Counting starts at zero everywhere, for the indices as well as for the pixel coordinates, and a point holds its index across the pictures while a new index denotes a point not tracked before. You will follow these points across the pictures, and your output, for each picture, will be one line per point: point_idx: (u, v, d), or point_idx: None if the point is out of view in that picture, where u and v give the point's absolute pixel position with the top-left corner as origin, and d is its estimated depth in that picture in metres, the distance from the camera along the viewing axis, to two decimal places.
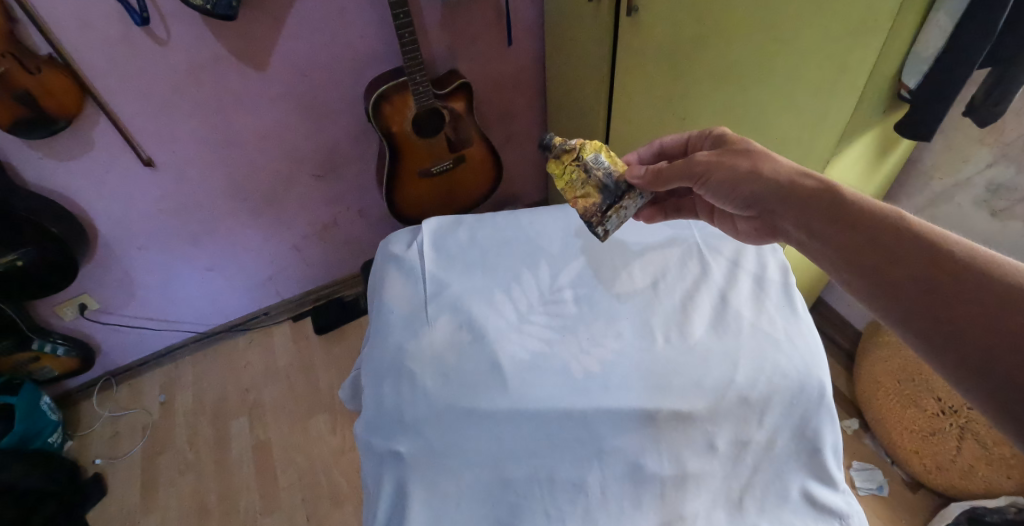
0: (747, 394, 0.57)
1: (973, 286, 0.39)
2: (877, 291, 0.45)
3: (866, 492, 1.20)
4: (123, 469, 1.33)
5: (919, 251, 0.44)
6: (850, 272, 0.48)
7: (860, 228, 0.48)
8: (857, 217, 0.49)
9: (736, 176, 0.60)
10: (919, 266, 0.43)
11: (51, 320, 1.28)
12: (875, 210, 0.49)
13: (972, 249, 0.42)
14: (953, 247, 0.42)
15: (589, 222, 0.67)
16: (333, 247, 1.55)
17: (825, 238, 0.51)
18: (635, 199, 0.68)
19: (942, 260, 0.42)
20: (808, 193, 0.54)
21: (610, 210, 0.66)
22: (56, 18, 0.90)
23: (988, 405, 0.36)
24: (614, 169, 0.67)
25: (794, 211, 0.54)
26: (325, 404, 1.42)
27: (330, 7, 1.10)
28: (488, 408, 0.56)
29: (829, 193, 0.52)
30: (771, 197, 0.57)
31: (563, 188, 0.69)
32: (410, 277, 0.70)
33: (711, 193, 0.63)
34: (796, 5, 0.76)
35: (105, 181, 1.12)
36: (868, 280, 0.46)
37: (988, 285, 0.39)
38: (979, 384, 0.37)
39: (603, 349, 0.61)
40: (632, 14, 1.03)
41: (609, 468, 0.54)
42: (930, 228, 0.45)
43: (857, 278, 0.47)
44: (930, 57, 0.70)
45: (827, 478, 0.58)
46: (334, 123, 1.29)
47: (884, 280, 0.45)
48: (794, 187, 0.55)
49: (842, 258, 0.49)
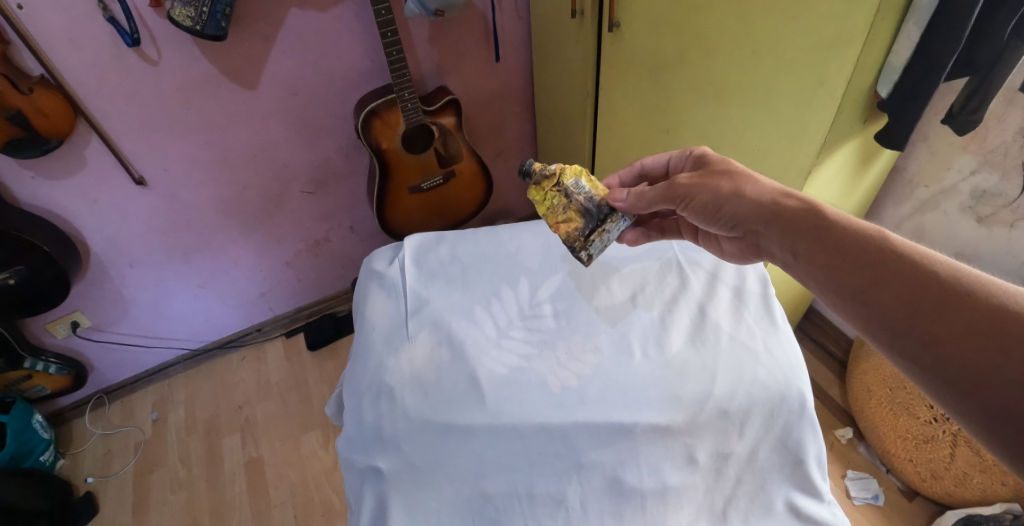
0: (726, 406, 0.57)
1: (960, 305, 0.40)
2: (863, 310, 0.45)
3: (861, 501, 1.19)
4: (114, 487, 1.32)
5: (903, 270, 0.44)
6: (835, 292, 0.48)
7: (842, 247, 0.49)
8: (839, 235, 0.50)
9: (719, 198, 0.60)
10: (904, 285, 0.43)
11: (45, 339, 1.29)
12: (857, 229, 0.49)
13: (956, 268, 0.43)
14: (937, 266, 0.43)
15: (573, 246, 0.68)
16: (326, 262, 1.56)
17: (809, 257, 0.51)
18: (618, 222, 0.69)
19: (927, 280, 0.42)
20: (791, 213, 0.54)
21: (593, 234, 0.67)
22: (48, 39, 0.91)
23: (980, 428, 0.36)
24: (595, 195, 0.68)
25: (777, 231, 0.55)
26: (319, 420, 1.42)
27: (319, 26, 1.12)
28: (466, 424, 0.56)
29: (811, 212, 0.53)
30: (755, 217, 0.58)
31: (545, 213, 0.69)
32: (390, 293, 0.71)
33: (694, 215, 0.64)
34: (771, 20, 0.78)
35: (98, 199, 1.13)
36: (852, 299, 0.47)
37: (972, 304, 0.39)
38: (966, 404, 0.37)
39: (582, 364, 0.61)
40: (614, 29, 1.06)
41: (588, 483, 0.54)
42: (913, 247, 0.46)
43: (842, 298, 0.47)
44: (900, 67, 0.72)
45: (811, 489, 0.57)
46: (325, 140, 1.30)
47: (868, 300, 0.45)
48: (777, 206, 0.56)
49: (827, 278, 0.49)
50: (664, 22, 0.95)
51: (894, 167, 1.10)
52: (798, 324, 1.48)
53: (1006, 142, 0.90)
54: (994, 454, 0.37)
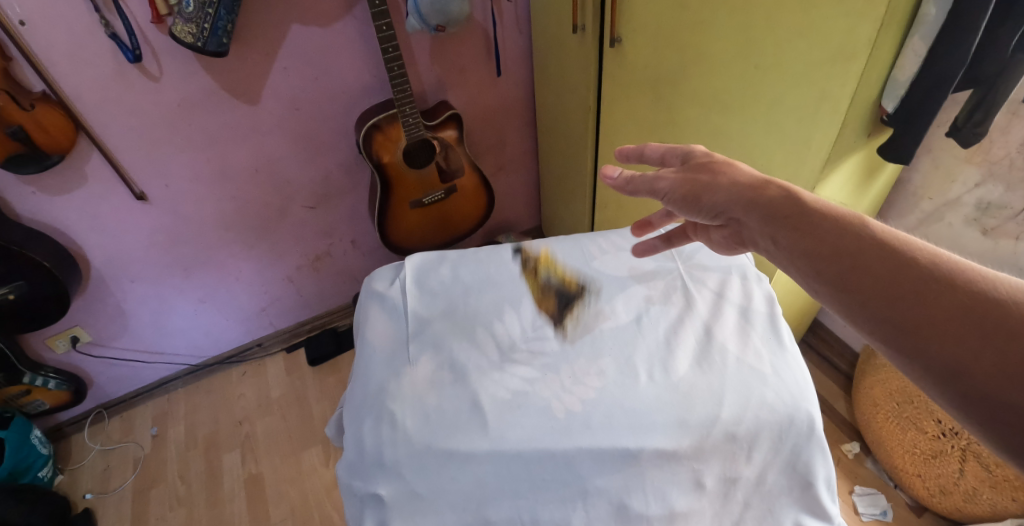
0: (734, 431, 0.56)
1: (942, 295, 0.37)
2: (846, 301, 0.42)
3: (870, 517, 1.17)
4: (112, 503, 1.30)
5: (884, 257, 0.41)
6: (817, 280, 0.44)
7: (823, 232, 0.45)
8: (821, 223, 0.46)
9: (698, 187, 0.55)
10: (889, 275, 0.40)
11: (44, 354, 1.28)
12: (839, 215, 0.46)
13: (938, 255, 0.40)
14: (919, 254, 0.40)
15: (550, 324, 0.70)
16: (326, 276, 1.55)
17: (789, 245, 0.47)
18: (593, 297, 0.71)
19: (909, 268, 0.39)
20: (772, 198, 0.50)
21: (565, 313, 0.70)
22: (51, 56, 0.92)
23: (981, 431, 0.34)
24: (563, 282, 0.73)
25: (758, 220, 0.50)
26: (320, 436, 1.40)
27: (320, 42, 1.12)
28: (466, 450, 0.55)
29: (790, 199, 0.49)
30: (733, 204, 0.52)
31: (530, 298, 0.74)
32: (391, 315, 0.70)
33: (676, 206, 0.57)
34: (775, 35, 0.77)
35: (99, 214, 1.13)
36: (833, 288, 0.43)
37: (956, 294, 0.37)
38: (950, 392, 0.35)
39: (584, 388, 0.60)
40: (615, 45, 1.06)
41: (592, 509, 0.54)
42: (895, 233, 0.43)
43: (825, 286, 0.44)
44: (907, 81, 0.70)
45: (820, 511, 0.57)
46: (326, 155, 1.30)
47: (851, 288, 0.42)
48: (758, 194, 0.51)
49: (808, 265, 0.45)
50: (666, 37, 0.95)
51: (898, 181, 1.09)
52: (803, 337, 1.47)
53: (1010, 154, 0.89)
54: (990, 450, 0.34)
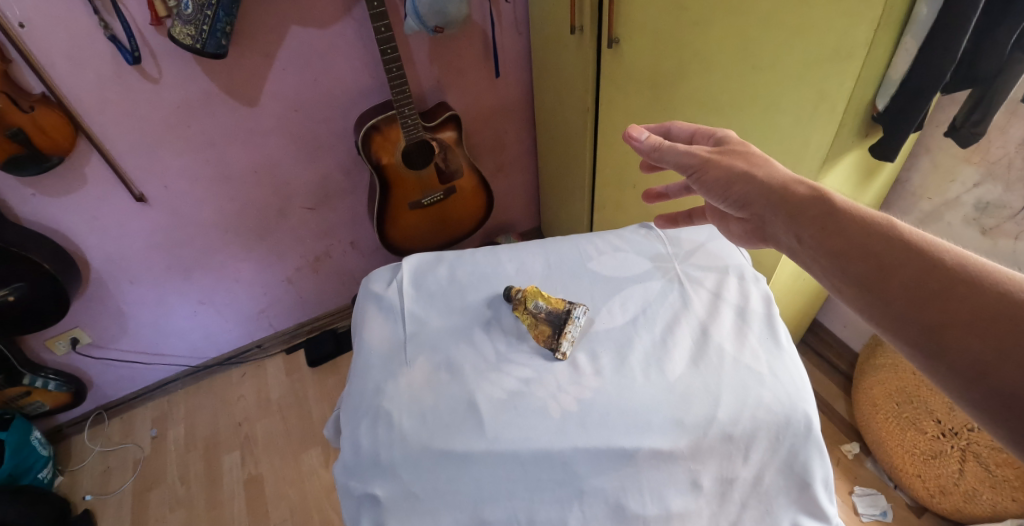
0: (731, 431, 0.56)
1: (960, 294, 0.38)
2: (870, 299, 0.42)
3: (870, 518, 1.17)
4: (112, 505, 1.30)
5: (908, 258, 0.42)
6: (840, 278, 0.45)
7: (847, 234, 0.46)
8: (846, 225, 0.46)
9: (731, 175, 0.56)
10: (914, 274, 0.41)
11: (44, 355, 1.29)
12: (866, 218, 0.46)
13: (963, 257, 0.40)
14: (944, 255, 0.41)
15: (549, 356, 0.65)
16: (325, 277, 1.55)
17: (814, 245, 0.48)
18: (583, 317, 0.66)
19: (934, 269, 0.40)
20: (801, 200, 0.50)
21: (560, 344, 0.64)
22: (50, 58, 0.92)
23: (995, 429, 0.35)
24: (553, 308, 0.66)
25: (782, 218, 0.51)
26: (320, 438, 1.40)
27: (319, 44, 1.13)
28: (464, 450, 0.55)
29: (820, 201, 0.49)
30: (761, 200, 0.53)
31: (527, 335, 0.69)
32: (388, 316, 0.70)
33: (704, 189, 0.59)
34: (772, 35, 0.77)
35: (98, 216, 1.13)
36: (856, 287, 0.44)
37: (977, 292, 0.37)
38: (970, 389, 0.35)
39: (581, 387, 0.60)
40: (613, 46, 1.06)
41: (588, 509, 0.54)
42: (922, 236, 0.43)
43: (846, 284, 0.44)
44: (898, 80, 0.71)
45: (817, 512, 0.57)
46: (325, 156, 1.30)
47: (874, 287, 0.42)
48: (786, 193, 0.52)
49: (833, 265, 0.46)
50: (664, 37, 0.95)
51: (897, 181, 1.09)
52: (802, 338, 1.47)
53: (1009, 154, 0.89)
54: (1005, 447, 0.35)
